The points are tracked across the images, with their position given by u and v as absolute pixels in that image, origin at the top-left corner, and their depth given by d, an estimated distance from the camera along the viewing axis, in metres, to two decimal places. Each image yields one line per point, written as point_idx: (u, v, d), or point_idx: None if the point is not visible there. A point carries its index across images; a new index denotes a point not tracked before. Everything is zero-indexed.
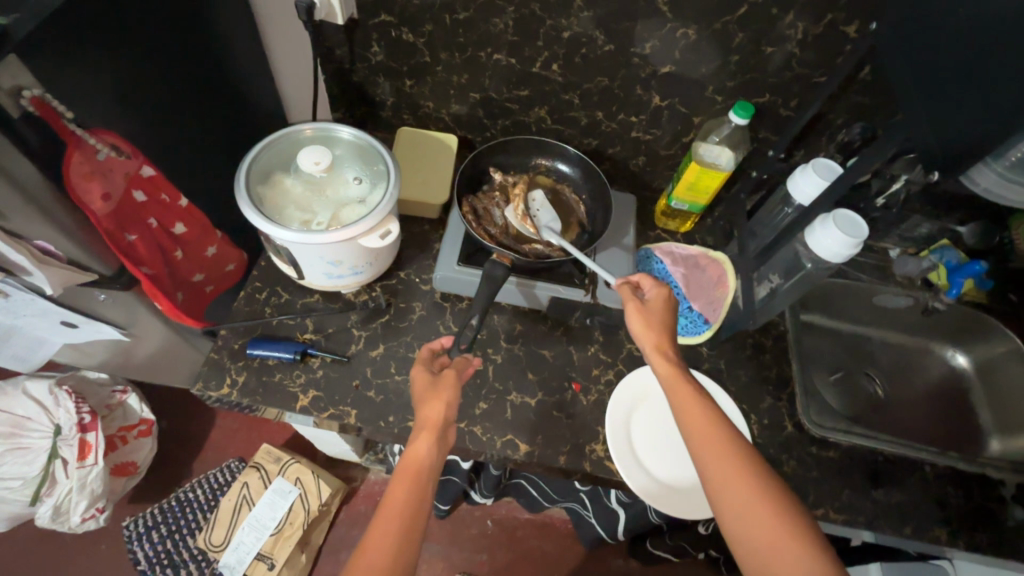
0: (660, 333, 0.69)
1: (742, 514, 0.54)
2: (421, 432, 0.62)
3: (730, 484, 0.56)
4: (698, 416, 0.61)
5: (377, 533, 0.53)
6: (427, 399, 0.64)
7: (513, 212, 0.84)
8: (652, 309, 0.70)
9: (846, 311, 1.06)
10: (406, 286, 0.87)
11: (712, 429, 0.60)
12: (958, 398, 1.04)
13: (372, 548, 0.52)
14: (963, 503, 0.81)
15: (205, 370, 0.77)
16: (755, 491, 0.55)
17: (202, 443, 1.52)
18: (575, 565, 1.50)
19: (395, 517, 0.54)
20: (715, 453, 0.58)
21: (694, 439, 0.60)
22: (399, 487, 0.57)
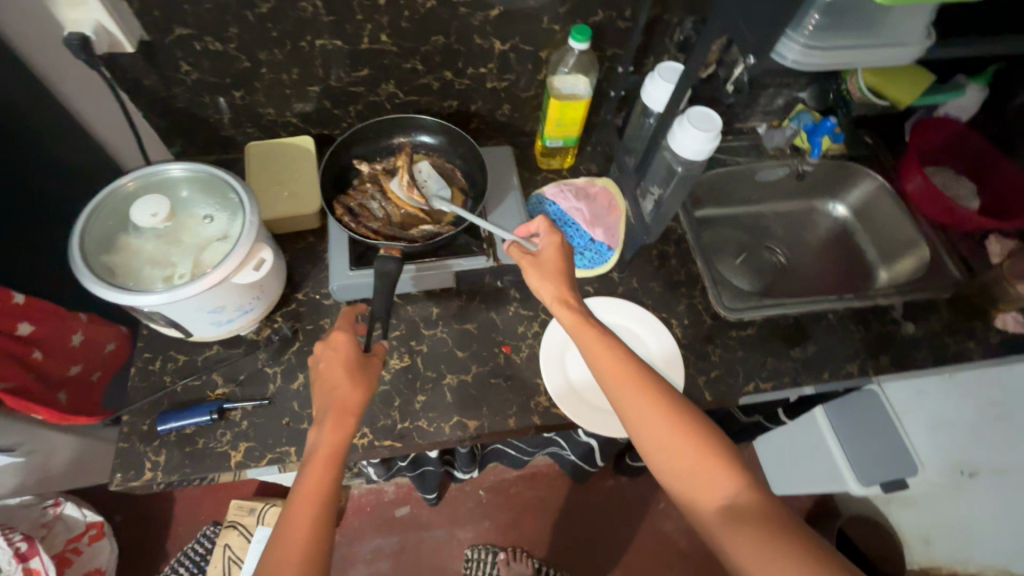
0: (558, 283, 0.71)
1: (664, 443, 0.58)
2: (339, 416, 0.63)
3: (650, 417, 0.59)
4: (610, 358, 0.63)
5: (294, 521, 0.56)
6: (341, 383, 0.65)
7: (399, 183, 0.81)
8: (545, 265, 0.71)
9: (735, 196, 1.13)
10: (309, 306, 0.83)
11: (625, 369, 0.62)
12: (848, 243, 1.14)
13: (293, 533, 0.55)
14: (865, 335, 0.91)
15: (119, 462, 0.71)
16: (674, 419, 0.59)
17: (168, 521, 1.44)
18: (571, 499, 1.58)
19: (309, 506, 0.57)
20: (633, 391, 0.61)
21: (611, 381, 0.62)
22: (313, 471, 0.59)
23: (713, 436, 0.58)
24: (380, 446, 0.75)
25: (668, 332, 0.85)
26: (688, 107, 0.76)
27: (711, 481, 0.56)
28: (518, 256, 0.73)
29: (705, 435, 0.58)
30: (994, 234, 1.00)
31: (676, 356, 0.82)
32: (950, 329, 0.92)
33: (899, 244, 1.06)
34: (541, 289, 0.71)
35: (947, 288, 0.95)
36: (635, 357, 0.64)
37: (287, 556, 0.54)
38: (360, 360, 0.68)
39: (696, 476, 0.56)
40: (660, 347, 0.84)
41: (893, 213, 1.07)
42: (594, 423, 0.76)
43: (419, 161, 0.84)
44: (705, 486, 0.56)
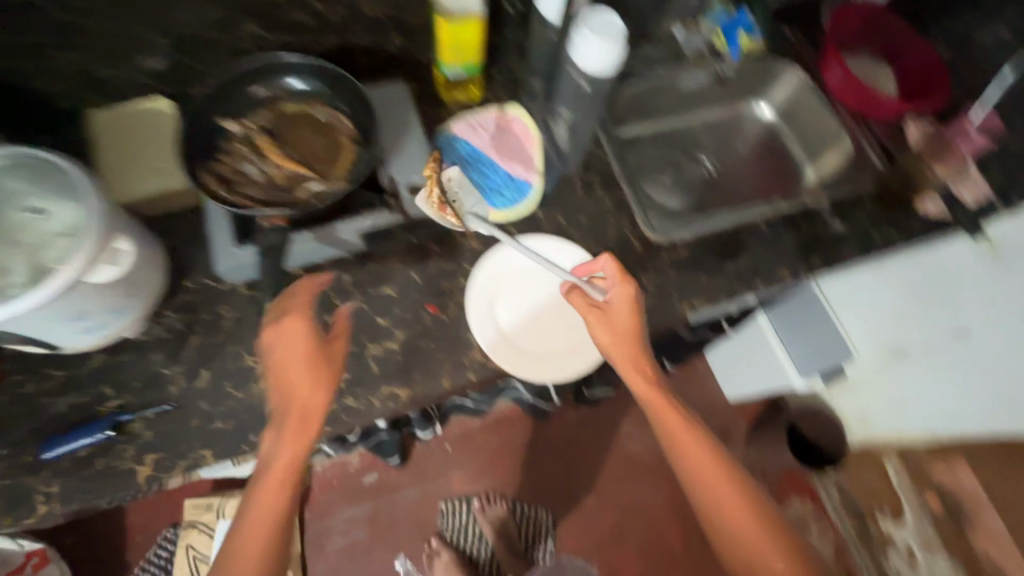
0: (633, 352, 0.74)
1: (712, 488, 0.75)
2: (296, 422, 0.63)
3: (705, 466, 0.76)
4: (680, 423, 0.76)
5: (259, 509, 0.65)
6: (300, 388, 0.64)
7: (428, 200, 0.77)
8: (620, 322, 0.74)
9: (658, 108, 1.07)
10: (202, 293, 0.74)
11: (690, 432, 0.76)
12: (776, 145, 1.10)
13: (260, 517, 0.65)
14: (795, 238, 0.89)
15: (7, 501, 0.63)
16: (721, 468, 0.76)
17: (123, 532, 1.37)
18: (537, 437, 1.60)
19: (273, 495, 0.65)
20: (692, 445, 0.76)
21: (679, 435, 0.76)
22: (271, 473, 0.64)
23: (745, 485, 0.77)
24: None
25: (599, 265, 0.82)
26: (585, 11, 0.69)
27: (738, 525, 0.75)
28: (587, 309, 0.75)
29: (738, 480, 0.77)
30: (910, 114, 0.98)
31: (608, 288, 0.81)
32: (876, 222, 0.92)
33: (823, 141, 1.04)
34: (614, 348, 0.74)
35: (870, 180, 0.94)
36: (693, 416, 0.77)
37: (255, 530, 0.65)
38: (323, 355, 0.66)
39: (727, 517, 0.75)
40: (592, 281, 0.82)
41: (816, 106, 1.04)
42: (524, 368, 0.75)
43: (449, 172, 0.80)
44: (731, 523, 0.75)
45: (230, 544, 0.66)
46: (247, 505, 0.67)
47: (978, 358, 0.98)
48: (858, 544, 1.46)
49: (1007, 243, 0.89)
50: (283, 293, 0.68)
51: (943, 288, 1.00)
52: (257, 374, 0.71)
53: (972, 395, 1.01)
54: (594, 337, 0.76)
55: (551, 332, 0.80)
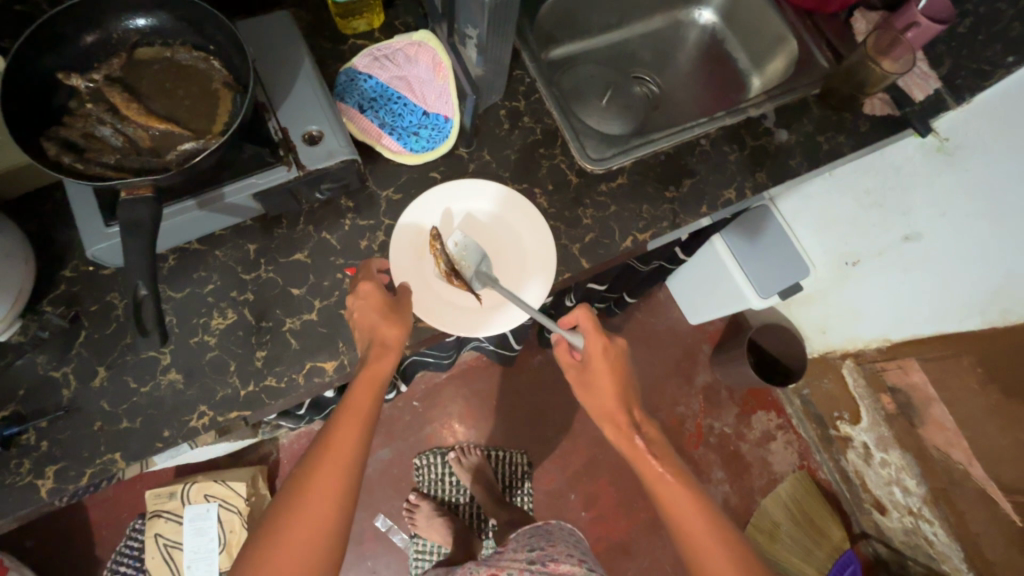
0: (605, 398, 0.71)
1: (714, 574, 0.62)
2: (381, 344, 0.63)
3: (704, 546, 0.64)
4: (677, 488, 0.67)
5: (332, 447, 0.59)
6: (378, 317, 0.63)
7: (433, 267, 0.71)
8: (596, 375, 0.72)
9: (587, 23, 0.98)
10: (84, 282, 0.65)
11: (688, 500, 0.66)
12: (717, 54, 1.03)
13: (336, 446, 0.59)
14: (740, 154, 0.84)
15: None
16: (728, 553, 0.63)
17: (89, 528, 1.33)
18: (506, 384, 1.58)
19: (354, 424, 0.60)
20: (686, 519, 0.65)
21: (669, 505, 0.66)
22: (359, 395, 0.61)
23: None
24: (226, 420, 0.64)
25: (537, 212, 0.74)
26: None
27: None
28: (568, 367, 0.76)
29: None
30: (859, 8, 0.90)
31: (545, 235, 0.73)
32: (822, 129, 0.86)
33: (766, 44, 0.96)
34: (587, 402, 0.73)
35: (816, 82, 0.87)
36: (689, 480, 0.68)
37: (329, 468, 0.58)
38: (392, 308, 0.64)
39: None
40: (530, 229, 0.74)
41: (759, 7, 0.95)
42: (460, 325, 0.69)
43: (452, 240, 0.73)
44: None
45: (292, 491, 0.57)
46: (314, 447, 0.60)
47: (932, 259, 0.97)
48: (819, 448, 1.53)
49: (956, 140, 0.86)
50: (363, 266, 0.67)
51: (896, 190, 0.97)
52: (162, 364, 0.64)
53: (929, 294, 1.00)
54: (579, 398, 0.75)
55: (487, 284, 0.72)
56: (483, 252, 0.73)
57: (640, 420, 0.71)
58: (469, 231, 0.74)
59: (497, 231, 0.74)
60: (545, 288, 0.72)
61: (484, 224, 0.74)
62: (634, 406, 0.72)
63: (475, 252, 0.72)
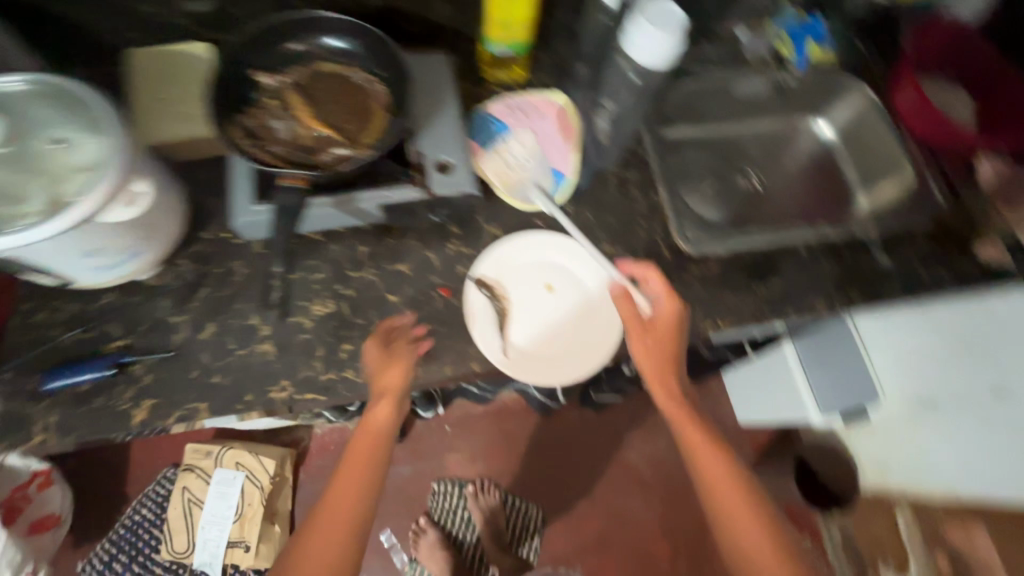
0: (664, 359, 0.71)
1: (737, 526, 0.70)
2: (380, 395, 0.68)
3: (735, 514, 0.70)
4: (713, 463, 0.72)
5: (345, 479, 0.70)
6: (381, 366, 0.67)
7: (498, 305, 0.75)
8: (653, 335, 0.71)
9: (707, 112, 1.00)
10: (215, 246, 0.73)
11: (725, 473, 0.71)
12: (828, 166, 1.04)
13: (346, 479, 0.70)
14: (836, 268, 0.84)
15: (6, 425, 0.64)
16: (756, 521, 0.69)
17: (126, 464, 1.41)
18: (538, 433, 1.57)
19: (362, 461, 0.71)
20: (718, 489, 0.71)
21: (703, 478, 0.72)
22: (364, 440, 0.71)
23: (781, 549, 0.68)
24: (302, 400, 0.69)
25: (608, 270, 0.76)
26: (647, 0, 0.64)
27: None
28: (628, 314, 0.72)
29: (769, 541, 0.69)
30: (985, 152, 0.89)
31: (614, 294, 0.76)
32: (927, 262, 0.85)
33: (881, 166, 0.97)
34: (642, 360, 0.71)
35: (928, 216, 0.87)
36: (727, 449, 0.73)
37: (341, 497, 0.69)
38: (386, 359, 0.68)
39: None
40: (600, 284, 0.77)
41: (880, 130, 0.96)
42: (519, 368, 0.71)
43: (520, 286, 0.76)
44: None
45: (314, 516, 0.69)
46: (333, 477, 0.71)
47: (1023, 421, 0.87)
48: None
49: None
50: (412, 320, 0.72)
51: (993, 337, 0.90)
52: (261, 334, 0.70)
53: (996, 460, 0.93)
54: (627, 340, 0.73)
55: (547, 334, 0.75)
56: (547, 303, 0.76)
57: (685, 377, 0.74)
58: (542, 277, 0.77)
59: (570, 285, 0.77)
60: (606, 350, 0.73)
61: (557, 276, 0.78)
62: (679, 367, 0.73)
63: (543, 300, 0.77)
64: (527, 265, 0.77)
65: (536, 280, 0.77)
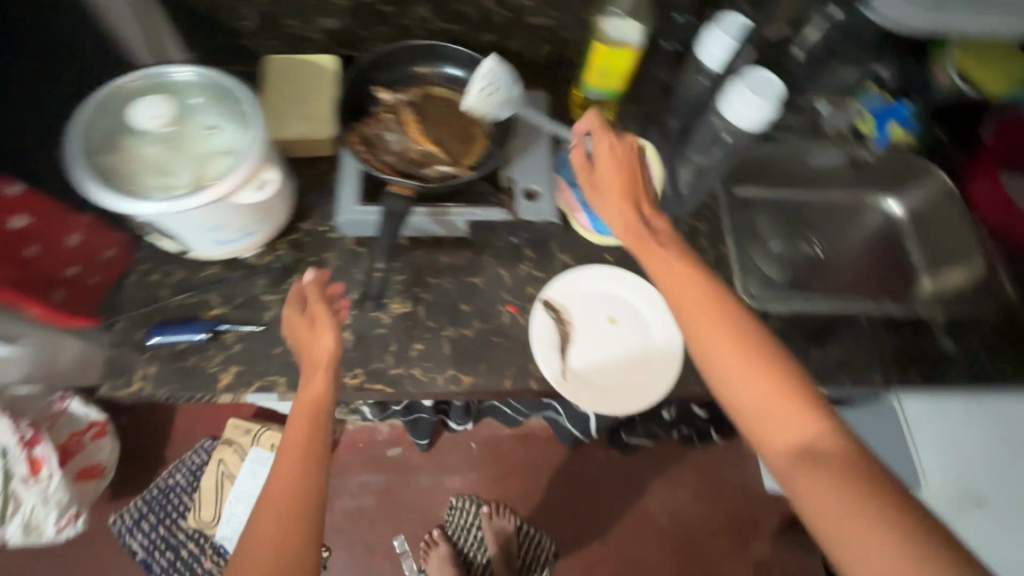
0: (622, 205, 0.70)
1: (774, 429, 0.55)
2: (309, 369, 0.63)
3: (792, 427, 0.55)
4: (747, 361, 0.57)
5: (277, 474, 0.55)
6: (309, 334, 0.64)
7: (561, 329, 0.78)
8: (602, 178, 0.71)
9: (779, 176, 1.03)
10: (313, 237, 0.80)
11: (736, 341, 0.58)
12: (892, 244, 1.05)
13: (280, 474, 0.55)
14: (896, 344, 0.84)
15: (110, 368, 0.71)
16: (834, 440, 0.53)
17: (169, 429, 1.47)
18: (562, 464, 1.57)
19: (295, 450, 0.56)
20: (760, 396, 0.56)
21: (738, 383, 0.57)
22: (295, 425, 0.59)
23: (868, 461, 0.52)
24: (370, 388, 0.73)
25: (670, 310, 0.79)
26: (749, 69, 0.70)
27: (852, 529, 0.49)
28: (580, 167, 0.74)
29: (848, 454, 0.52)
30: None
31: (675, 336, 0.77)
32: (992, 353, 0.85)
33: (949, 252, 0.99)
34: (602, 208, 0.71)
35: (994, 310, 0.89)
36: (763, 340, 0.58)
37: (275, 495, 0.54)
38: (323, 321, 0.65)
39: (846, 520, 0.50)
40: (662, 325, 0.79)
41: (953, 217, 0.98)
42: (574, 394, 0.73)
43: (584, 314, 0.79)
44: (847, 530, 0.49)
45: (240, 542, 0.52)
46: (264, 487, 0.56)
47: None
48: None
49: None
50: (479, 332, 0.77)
51: None
52: None
53: None
54: (596, 209, 0.73)
55: (606, 365, 0.77)
56: (609, 335, 0.78)
57: (650, 218, 0.70)
58: (606, 309, 0.80)
59: (633, 321, 0.79)
60: (661, 390, 0.75)
61: (621, 310, 0.80)
62: (642, 201, 0.71)
63: (605, 330, 0.79)
64: (592, 296, 0.80)
65: (600, 310, 0.79)
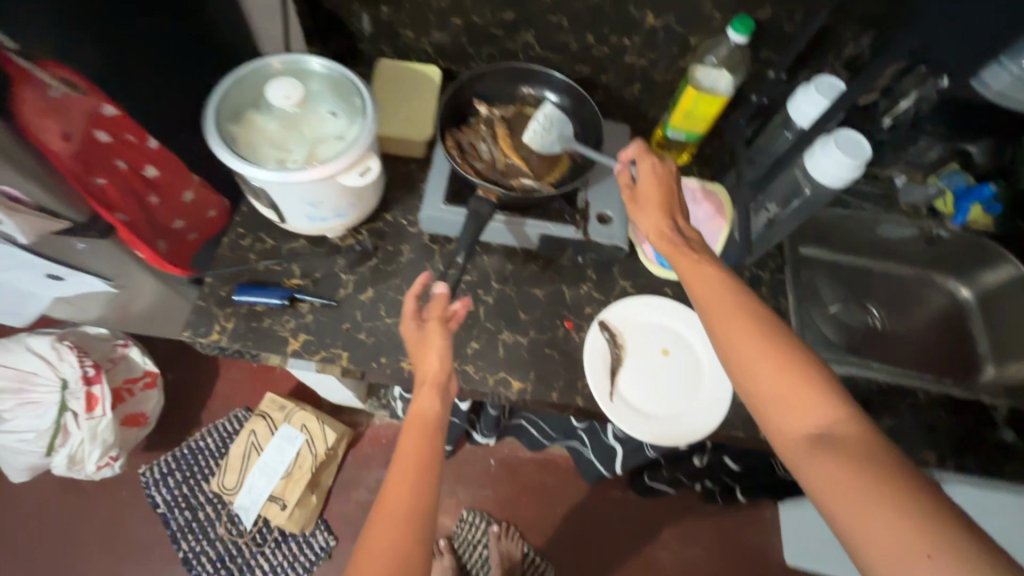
0: (656, 213, 0.70)
1: (784, 418, 0.53)
2: (419, 386, 0.63)
3: (804, 411, 0.53)
4: (757, 344, 0.56)
5: (396, 485, 0.56)
6: (421, 354, 0.65)
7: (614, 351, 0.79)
8: (643, 197, 0.72)
9: (848, 241, 1.03)
10: (393, 228, 0.85)
11: (750, 331, 0.58)
12: (957, 327, 1.03)
13: (397, 487, 0.56)
14: (955, 426, 0.82)
15: (193, 317, 0.76)
16: (844, 431, 0.51)
17: (209, 393, 1.54)
18: (577, 498, 1.55)
19: (411, 463, 0.57)
20: (769, 377, 0.55)
21: (747, 368, 0.56)
22: (409, 438, 0.59)
23: (883, 446, 0.49)
24: None
25: None
26: (838, 129, 0.72)
27: (872, 516, 0.46)
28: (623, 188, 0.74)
29: (863, 440, 0.50)
30: None
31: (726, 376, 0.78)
32: None
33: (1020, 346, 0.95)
34: (641, 221, 0.71)
35: None
36: (773, 325, 0.58)
37: (395, 508, 0.54)
38: (428, 338, 0.65)
39: (861, 504, 0.46)
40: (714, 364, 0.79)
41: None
42: (619, 415, 0.74)
43: (639, 341, 0.80)
44: (862, 517, 0.46)
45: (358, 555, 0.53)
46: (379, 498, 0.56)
47: None
48: None
49: None
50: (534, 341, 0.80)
51: None
52: None
53: None
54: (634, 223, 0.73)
55: (653, 393, 0.77)
56: (660, 365, 0.79)
57: (683, 228, 0.70)
58: (660, 339, 0.81)
59: (685, 355, 0.80)
60: (706, 426, 0.75)
61: (674, 343, 0.81)
62: (678, 216, 0.71)
63: (656, 360, 0.79)
64: (649, 325, 0.81)
65: (653, 339, 0.81)
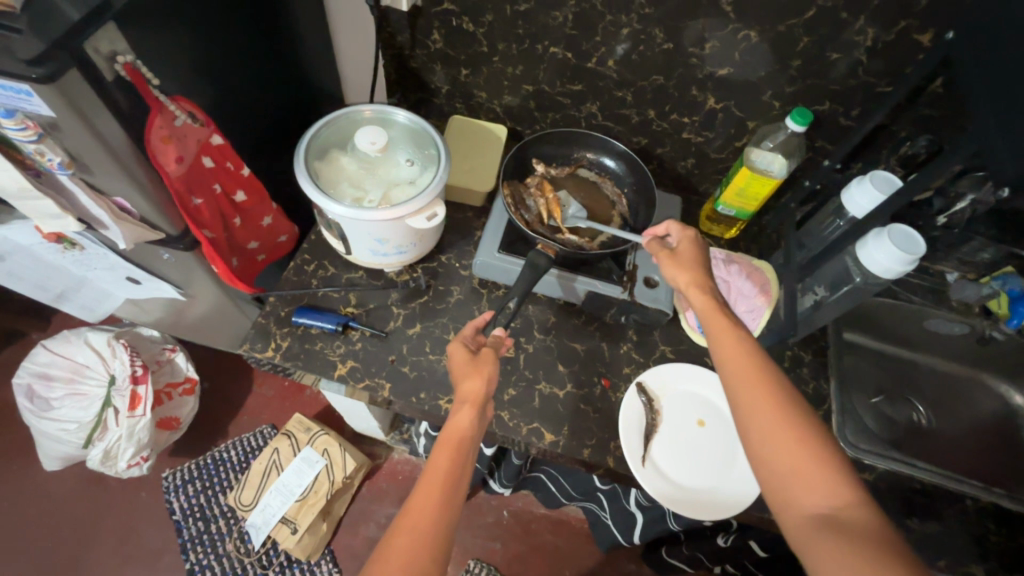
0: (695, 273, 0.71)
1: (794, 491, 0.53)
2: (457, 405, 0.65)
3: (814, 490, 0.52)
4: (773, 414, 0.56)
5: (421, 493, 0.57)
6: (463, 378, 0.67)
7: (649, 415, 0.79)
8: (682, 262, 0.72)
9: (893, 331, 1.02)
10: (446, 269, 0.89)
11: (768, 400, 0.58)
12: (1012, 436, 0.96)
13: (421, 490, 0.57)
14: (1006, 541, 0.77)
15: (253, 333, 0.81)
16: (850, 510, 0.50)
17: (240, 406, 1.58)
18: (588, 565, 1.49)
19: (439, 474, 0.58)
20: (782, 449, 0.55)
21: (761, 437, 0.56)
22: (442, 453, 0.60)
23: (891, 535, 0.48)
24: None
25: None
26: (893, 223, 0.74)
27: None
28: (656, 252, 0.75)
29: (871, 527, 0.49)
30: None
31: None
32: None
33: None
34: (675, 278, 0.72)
35: None
36: (789, 397, 0.58)
37: (422, 518, 0.55)
38: (472, 364, 0.67)
39: None
40: None
41: None
42: (649, 481, 0.73)
43: (674, 407, 0.80)
44: None
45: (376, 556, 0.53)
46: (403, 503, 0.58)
47: None
48: None
49: None
50: (571, 394, 0.81)
51: None
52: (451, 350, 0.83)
53: None
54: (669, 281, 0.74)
55: (685, 464, 0.76)
56: (695, 435, 0.78)
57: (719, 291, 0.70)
58: (697, 409, 0.80)
59: (721, 428, 0.79)
60: (737, 504, 0.73)
61: (711, 415, 0.80)
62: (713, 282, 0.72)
63: (692, 430, 0.78)
64: (686, 392, 0.81)
65: (690, 408, 0.80)
